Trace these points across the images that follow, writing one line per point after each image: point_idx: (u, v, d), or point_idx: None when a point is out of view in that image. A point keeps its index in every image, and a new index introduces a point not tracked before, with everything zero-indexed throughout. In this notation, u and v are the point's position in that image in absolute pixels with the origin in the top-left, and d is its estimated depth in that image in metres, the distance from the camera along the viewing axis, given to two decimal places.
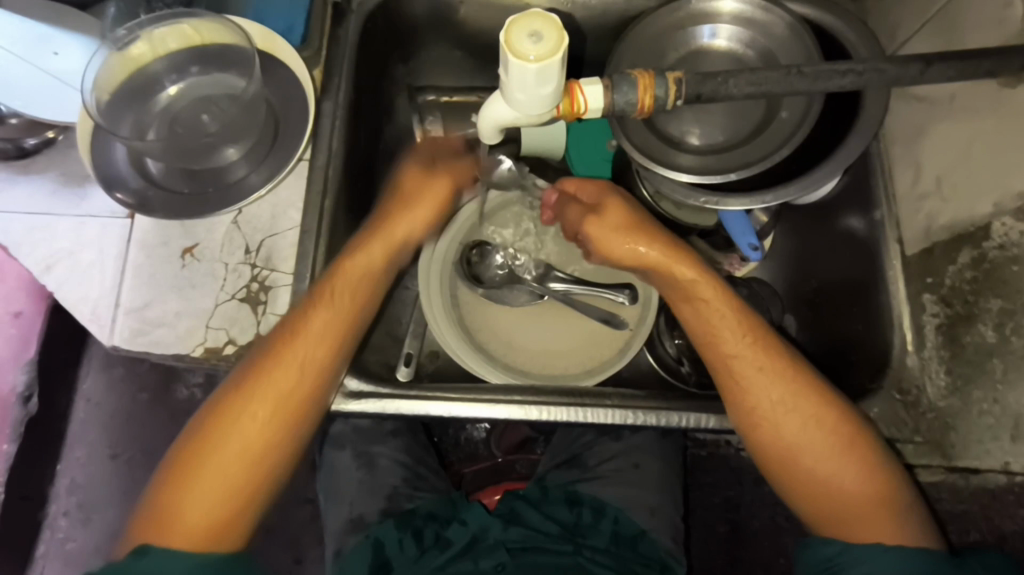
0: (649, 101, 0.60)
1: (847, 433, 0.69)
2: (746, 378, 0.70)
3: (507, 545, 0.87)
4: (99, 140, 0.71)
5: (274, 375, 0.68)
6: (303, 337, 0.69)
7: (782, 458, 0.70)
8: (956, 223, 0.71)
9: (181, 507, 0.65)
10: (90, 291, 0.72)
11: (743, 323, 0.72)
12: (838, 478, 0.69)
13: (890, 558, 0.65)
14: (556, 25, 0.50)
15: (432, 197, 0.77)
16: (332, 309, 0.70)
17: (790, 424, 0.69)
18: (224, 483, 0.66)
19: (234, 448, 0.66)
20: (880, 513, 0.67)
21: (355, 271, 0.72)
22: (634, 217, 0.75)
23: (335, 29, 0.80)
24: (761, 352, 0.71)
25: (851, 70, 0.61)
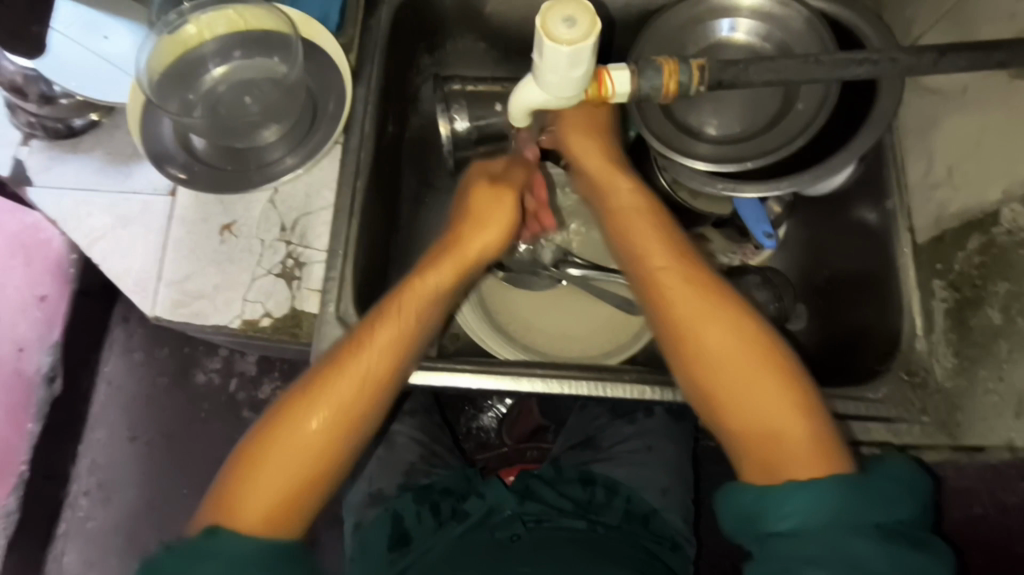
0: (672, 87, 0.63)
1: (766, 355, 0.64)
2: (667, 290, 0.68)
3: (522, 518, 0.89)
4: (150, 117, 0.76)
5: (341, 378, 0.66)
6: (368, 349, 0.68)
7: (706, 378, 0.65)
8: (965, 210, 0.74)
9: (239, 501, 0.62)
10: (134, 263, 0.75)
11: (668, 238, 0.72)
12: (764, 405, 0.63)
13: (813, 493, 0.57)
14: (588, 10, 0.53)
15: (499, 219, 0.76)
16: (394, 329, 0.69)
17: (710, 336, 0.66)
18: (292, 479, 0.63)
19: (296, 449, 0.64)
20: (805, 448, 0.60)
21: (407, 310, 0.70)
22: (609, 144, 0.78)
23: (367, 19, 0.84)
24: (685, 268, 0.69)
25: (866, 59, 0.63)
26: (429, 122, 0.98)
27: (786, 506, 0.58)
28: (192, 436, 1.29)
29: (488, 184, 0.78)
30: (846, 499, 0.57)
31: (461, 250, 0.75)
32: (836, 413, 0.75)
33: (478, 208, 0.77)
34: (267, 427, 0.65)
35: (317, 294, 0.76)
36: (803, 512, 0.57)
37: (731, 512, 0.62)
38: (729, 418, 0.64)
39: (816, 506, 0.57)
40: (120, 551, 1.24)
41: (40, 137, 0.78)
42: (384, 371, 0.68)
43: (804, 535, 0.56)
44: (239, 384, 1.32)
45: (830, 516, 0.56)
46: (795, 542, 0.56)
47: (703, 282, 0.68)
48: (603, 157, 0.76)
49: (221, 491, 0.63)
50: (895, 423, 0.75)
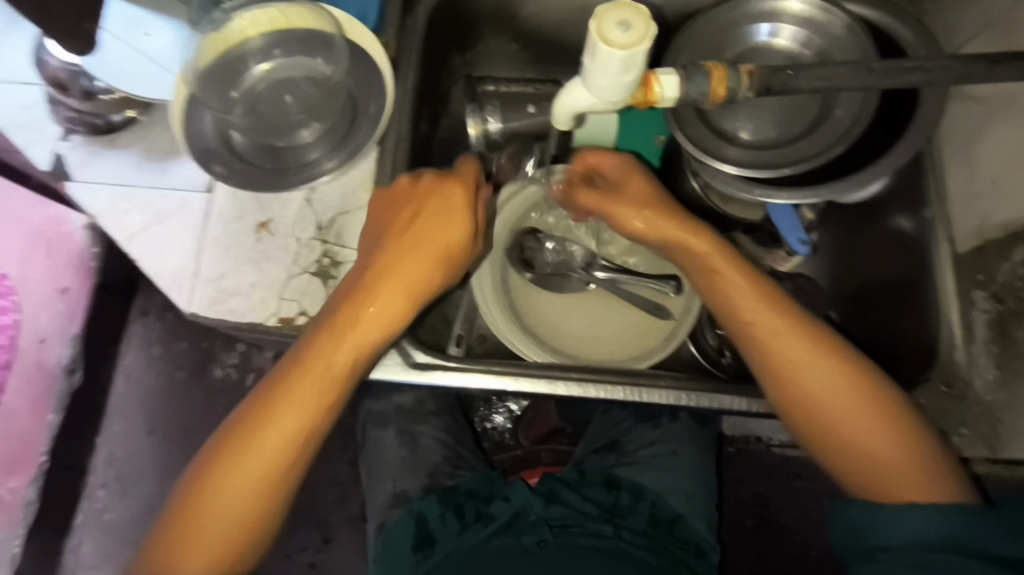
0: (722, 92, 0.62)
1: (865, 390, 0.68)
2: (767, 342, 0.70)
3: (549, 522, 0.87)
4: (191, 112, 0.75)
5: (271, 427, 0.68)
6: (293, 401, 0.69)
7: (811, 421, 0.69)
8: (1010, 221, 0.74)
9: (179, 552, 0.67)
10: (170, 260, 0.75)
11: (760, 285, 0.73)
12: (869, 439, 0.67)
13: (927, 513, 0.62)
14: (644, 15, 0.52)
15: (438, 260, 0.74)
16: (329, 369, 0.70)
17: (813, 383, 0.68)
18: (223, 527, 0.68)
19: (227, 506, 0.67)
20: (916, 474, 0.66)
21: (322, 370, 0.69)
22: (654, 194, 0.78)
23: (404, 18, 0.83)
24: (780, 316, 0.71)
25: (918, 67, 0.62)
26: (459, 123, 0.98)
27: (900, 523, 0.63)
28: (210, 430, 1.30)
29: (451, 223, 0.74)
30: (964, 525, 0.61)
31: (401, 281, 0.72)
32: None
33: (419, 234, 0.73)
34: (196, 488, 0.68)
35: None
36: (917, 528, 0.62)
37: (840, 525, 0.68)
38: (837, 455, 0.68)
39: (934, 526, 0.62)
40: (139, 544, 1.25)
41: (80, 133, 0.78)
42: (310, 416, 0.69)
43: (916, 550, 0.61)
44: (256, 379, 1.33)
45: (946, 537, 0.61)
46: (904, 554, 0.61)
47: (800, 328, 0.70)
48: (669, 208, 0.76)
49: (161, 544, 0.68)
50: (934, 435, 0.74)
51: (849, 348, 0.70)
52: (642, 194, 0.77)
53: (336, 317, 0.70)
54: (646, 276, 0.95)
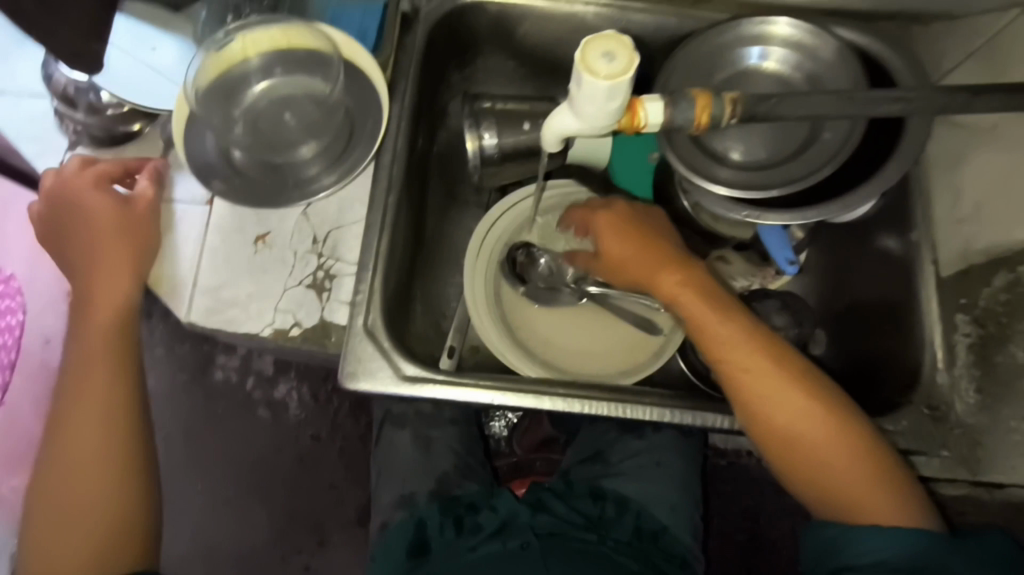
0: (705, 119, 0.64)
1: (833, 421, 0.69)
2: (739, 375, 0.71)
3: (534, 529, 0.88)
4: (193, 130, 0.77)
5: (89, 392, 0.74)
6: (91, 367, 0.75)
7: (781, 451, 0.70)
8: (993, 246, 0.76)
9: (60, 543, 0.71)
10: (170, 270, 0.77)
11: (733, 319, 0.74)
12: (838, 469, 0.68)
13: (890, 538, 0.65)
14: (627, 47, 0.54)
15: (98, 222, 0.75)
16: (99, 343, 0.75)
17: (782, 418, 0.69)
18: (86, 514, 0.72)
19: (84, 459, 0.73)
20: (882, 503, 0.67)
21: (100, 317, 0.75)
22: (641, 244, 0.80)
23: (403, 37, 0.86)
24: (749, 351, 0.71)
25: (899, 98, 0.64)
26: (456, 136, 0.99)
27: (868, 544, 0.66)
28: (208, 433, 1.32)
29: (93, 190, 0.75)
30: (924, 547, 0.65)
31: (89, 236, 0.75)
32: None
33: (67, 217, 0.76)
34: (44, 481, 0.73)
35: (347, 306, 0.78)
36: (881, 551, 0.65)
37: (810, 544, 0.70)
38: (808, 482, 0.70)
39: (894, 548, 0.65)
40: None
41: (85, 145, 0.81)
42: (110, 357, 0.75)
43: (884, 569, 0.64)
44: (256, 382, 1.33)
45: (908, 558, 0.64)
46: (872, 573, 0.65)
47: (770, 363, 0.71)
48: (654, 242, 0.79)
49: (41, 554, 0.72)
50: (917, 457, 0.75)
51: (818, 379, 0.71)
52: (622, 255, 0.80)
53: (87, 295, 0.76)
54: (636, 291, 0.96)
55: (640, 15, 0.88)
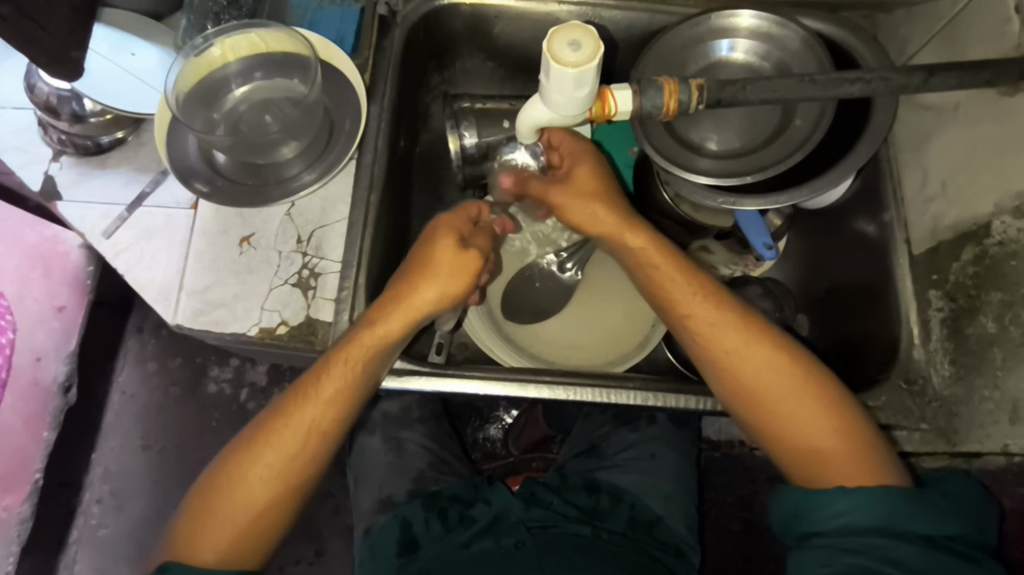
0: (673, 105, 0.66)
1: (800, 376, 0.70)
2: (702, 332, 0.73)
3: (527, 524, 0.89)
4: (174, 135, 0.80)
5: (295, 421, 0.72)
6: (315, 401, 0.73)
7: (745, 405, 0.72)
8: (959, 222, 0.76)
9: (203, 528, 0.70)
10: (157, 274, 0.78)
11: (696, 280, 0.75)
12: (803, 423, 0.69)
13: (860, 498, 0.63)
14: (592, 35, 0.56)
15: (445, 282, 0.75)
16: (338, 382, 0.73)
17: (746, 370, 0.71)
18: (247, 517, 0.71)
19: (252, 487, 0.71)
20: (848, 458, 0.67)
21: (363, 350, 0.73)
22: (599, 180, 0.78)
23: (381, 41, 0.88)
24: (713, 308, 0.74)
25: (859, 78, 0.67)
26: (438, 138, 1.01)
27: (833, 508, 0.64)
28: (202, 444, 1.31)
29: (453, 243, 0.75)
30: (899, 508, 0.62)
31: (401, 308, 0.75)
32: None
33: (430, 257, 0.75)
34: (221, 473, 0.71)
35: (332, 303, 0.79)
36: (850, 512, 0.63)
37: (780, 509, 0.69)
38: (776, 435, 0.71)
39: (862, 511, 0.63)
40: (131, 559, 1.27)
41: (70, 154, 0.82)
42: (338, 406, 0.73)
43: (848, 533, 0.62)
44: (250, 394, 1.35)
45: (875, 519, 0.62)
46: (837, 537, 0.63)
47: (732, 319, 0.73)
48: (604, 192, 0.77)
49: (191, 520, 0.70)
50: (893, 429, 0.78)
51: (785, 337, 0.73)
52: (585, 186, 0.77)
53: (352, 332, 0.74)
54: (605, 265, 0.99)
55: (612, 12, 0.90)
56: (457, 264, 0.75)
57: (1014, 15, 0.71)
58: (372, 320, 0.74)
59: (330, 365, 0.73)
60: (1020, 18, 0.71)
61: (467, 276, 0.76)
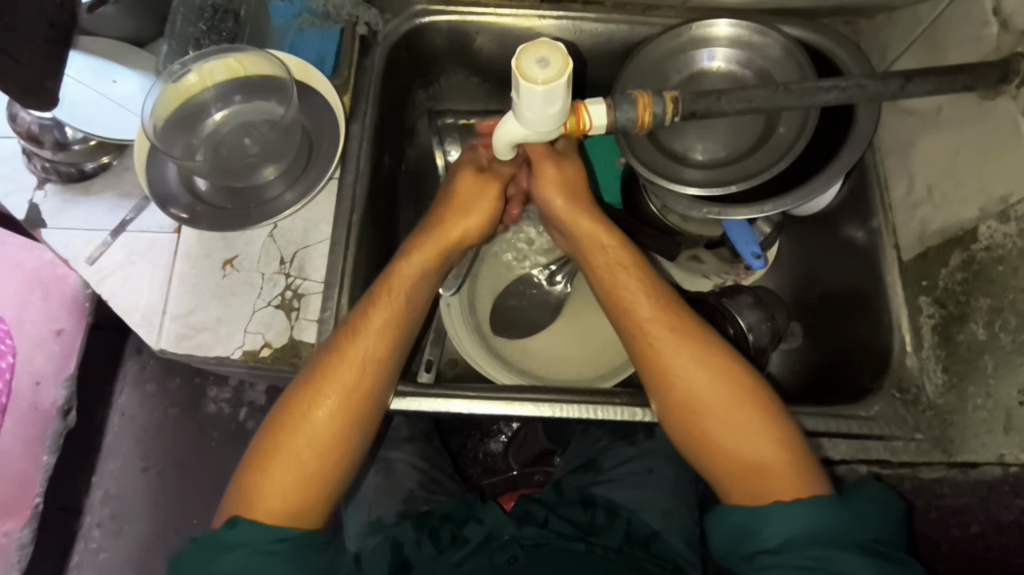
0: (648, 118, 0.66)
1: (741, 390, 0.70)
2: (656, 338, 0.72)
3: (520, 542, 0.88)
4: (155, 161, 0.80)
5: (341, 360, 0.72)
6: (365, 331, 0.73)
7: (690, 411, 0.70)
8: (946, 228, 0.75)
9: (264, 479, 0.68)
10: (140, 299, 0.78)
11: (655, 288, 0.75)
12: (744, 435, 0.69)
13: (800, 511, 0.63)
14: (560, 51, 0.56)
15: (484, 206, 0.79)
16: (388, 310, 0.74)
17: (692, 379, 0.70)
18: (305, 461, 0.69)
19: (315, 432, 0.70)
20: (789, 472, 0.67)
21: (407, 274, 0.76)
22: (569, 177, 0.78)
23: (362, 60, 0.88)
24: (668, 315, 0.73)
25: (835, 86, 0.66)
26: (425, 154, 1.01)
27: (773, 523, 0.64)
28: (200, 465, 1.31)
29: (474, 176, 0.79)
30: (831, 518, 0.63)
31: (439, 236, 0.78)
32: (829, 431, 0.77)
33: (461, 194, 0.79)
34: (285, 411, 0.71)
35: (315, 324, 0.78)
36: (790, 527, 0.63)
37: (722, 533, 0.68)
38: (714, 450, 0.70)
39: (802, 522, 0.63)
40: None
41: (55, 181, 0.82)
42: (381, 353, 0.73)
43: (794, 547, 0.62)
44: (249, 413, 1.34)
45: (815, 529, 0.62)
46: (784, 554, 0.61)
47: (689, 331, 0.72)
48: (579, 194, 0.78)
49: (248, 477, 0.69)
50: (888, 441, 0.76)
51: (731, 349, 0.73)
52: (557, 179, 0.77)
53: (391, 266, 0.77)
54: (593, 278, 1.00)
55: (593, 25, 0.90)
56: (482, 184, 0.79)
57: (992, 18, 0.71)
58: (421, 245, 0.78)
59: (375, 298, 0.75)
60: (997, 20, 0.70)
61: (491, 198, 0.79)
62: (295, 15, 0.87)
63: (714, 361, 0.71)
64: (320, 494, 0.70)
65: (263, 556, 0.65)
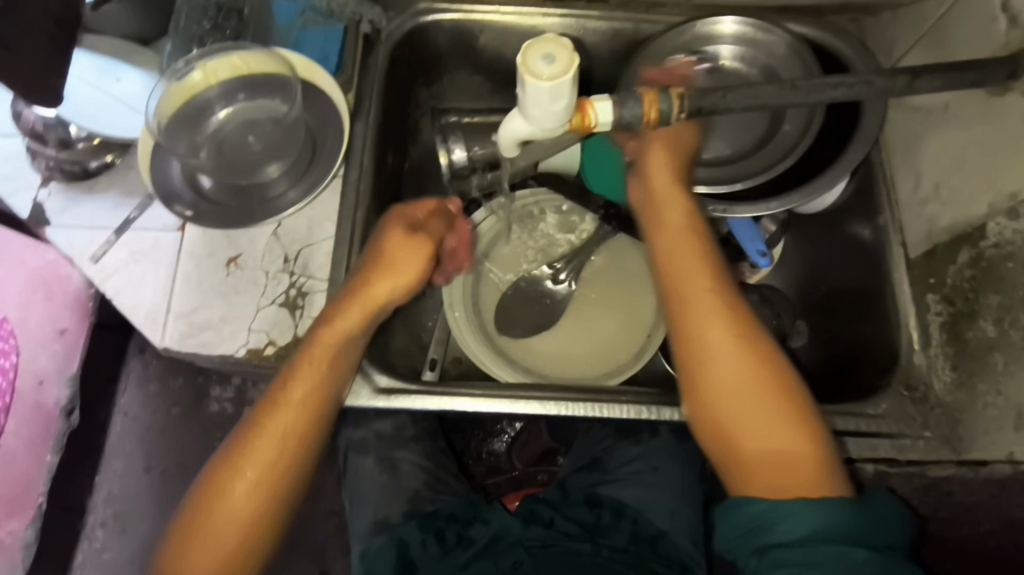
0: (654, 114, 0.65)
1: (777, 383, 0.68)
2: (704, 317, 0.70)
3: (525, 544, 0.88)
4: (159, 159, 0.80)
5: (257, 436, 0.69)
6: (285, 406, 0.70)
7: (721, 395, 0.68)
8: (955, 225, 0.75)
9: (188, 555, 0.67)
10: (144, 299, 0.78)
11: (711, 266, 0.73)
12: (772, 428, 0.67)
13: (824, 509, 0.61)
14: (566, 47, 0.56)
15: (411, 267, 0.75)
16: (307, 383, 0.71)
17: (731, 363, 0.68)
18: (222, 537, 0.67)
19: (235, 506, 0.67)
20: (812, 473, 0.65)
21: (334, 335, 0.72)
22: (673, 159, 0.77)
23: (366, 58, 0.88)
24: (720, 295, 0.71)
25: (843, 82, 0.66)
26: (429, 153, 1.00)
27: (796, 518, 0.61)
28: (203, 465, 1.31)
29: (404, 235, 0.76)
30: (851, 519, 0.61)
31: (363, 302, 0.74)
32: (837, 429, 0.76)
33: (392, 255, 0.75)
34: (200, 495, 0.68)
35: None
36: (814, 523, 0.61)
37: (733, 523, 0.65)
38: (736, 439, 0.68)
39: (826, 520, 0.61)
40: None
41: (59, 180, 0.82)
42: (298, 428, 0.70)
43: (814, 544, 0.60)
44: None
45: (836, 529, 0.60)
46: (804, 550, 0.60)
47: (739, 315, 0.70)
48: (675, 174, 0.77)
49: (179, 546, 0.68)
50: (896, 439, 0.76)
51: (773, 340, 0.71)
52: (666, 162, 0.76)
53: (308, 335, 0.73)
54: (598, 276, 0.99)
55: (597, 22, 0.90)
56: (411, 242, 0.76)
57: (1000, 13, 0.70)
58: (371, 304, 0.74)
59: (296, 369, 0.71)
60: (1005, 16, 0.70)
61: (420, 260, 0.76)
62: (298, 14, 0.87)
63: (755, 348, 0.69)
64: (248, 560, 0.69)
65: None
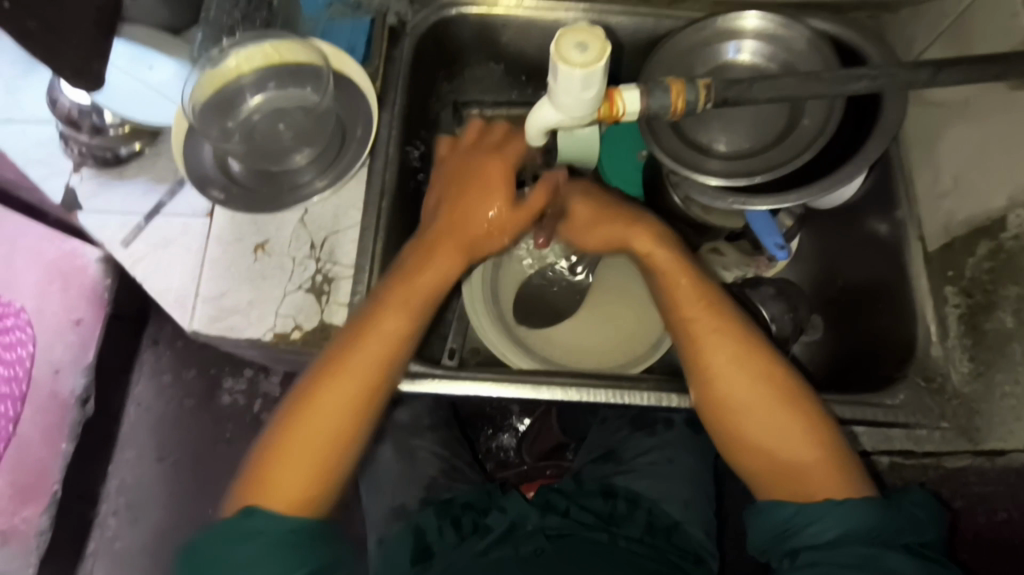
0: (681, 104, 0.67)
1: (783, 391, 0.71)
2: (702, 337, 0.73)
3: (545, 531, 0.88)
4: (191, 144, 0.82)
5: (363, 343, 0.73)
6: (388, 316, 0.74)
7: (730, 410, 0.71)
8: (974, 218, 0.76)
9: (275, 467, 0.69)
10: (173, 283, 0.79)
11: (704, 286, 0.76)
12: (785, 435, 0.69)
13: (851, 511, 0.64)
14: (599, 36, 0.57)
15: (499, 201, 0.77)
16: (416, 296, 0.75)
17: (736, 377, 0.71)
18: (317, 442, 0.70)
19: (324, 418, 0.70)
20: (828, 473, 0.67)
21: (452, 255, 0.77)
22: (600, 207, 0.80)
23: (391, 50, 0.89)
24: (716, 314, 0.74)
25: (866, 74, 0.67)
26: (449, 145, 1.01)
27: (825, 521, 0.64)
28: (215, 456, 1.32)
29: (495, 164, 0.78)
30: (880, 519, 0.64)
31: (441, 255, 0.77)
32: (853, 420, 0.77)
33: (474, 193, 0.78)
34: (295, 399, 0.71)
35: (345, 308, 0.80)
36: (844, 525, 0.63)
37: (762, 527, 0.68)
38: (750, 448, 0.70)
39: (856, 522, 0.63)
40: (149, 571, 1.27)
41: (90, 166, 0.84)
42: (403, 335, 0.74)
43: (845, 545, 0.63)
44: (263, 405, 1.35)
45: (867, 529, 0.63)
46: (833, 551, 0.62)
47: (735, 330, 0.73)
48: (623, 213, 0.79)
49: (258, 470, 0.69)
50: (912, 430, 0.77)
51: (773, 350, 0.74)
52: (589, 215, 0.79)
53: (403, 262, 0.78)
54: (615, 269, 1.00)
55: (619, 17, 0.91)
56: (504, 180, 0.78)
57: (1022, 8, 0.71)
58: (436, 271, 0.76)
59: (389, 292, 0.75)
60: None
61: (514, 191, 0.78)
62: (325, 6, 0.89)
63: (756, 361, 0.72)
64: (326, 481, 0.70)
65: (280, 547, 0.65)
